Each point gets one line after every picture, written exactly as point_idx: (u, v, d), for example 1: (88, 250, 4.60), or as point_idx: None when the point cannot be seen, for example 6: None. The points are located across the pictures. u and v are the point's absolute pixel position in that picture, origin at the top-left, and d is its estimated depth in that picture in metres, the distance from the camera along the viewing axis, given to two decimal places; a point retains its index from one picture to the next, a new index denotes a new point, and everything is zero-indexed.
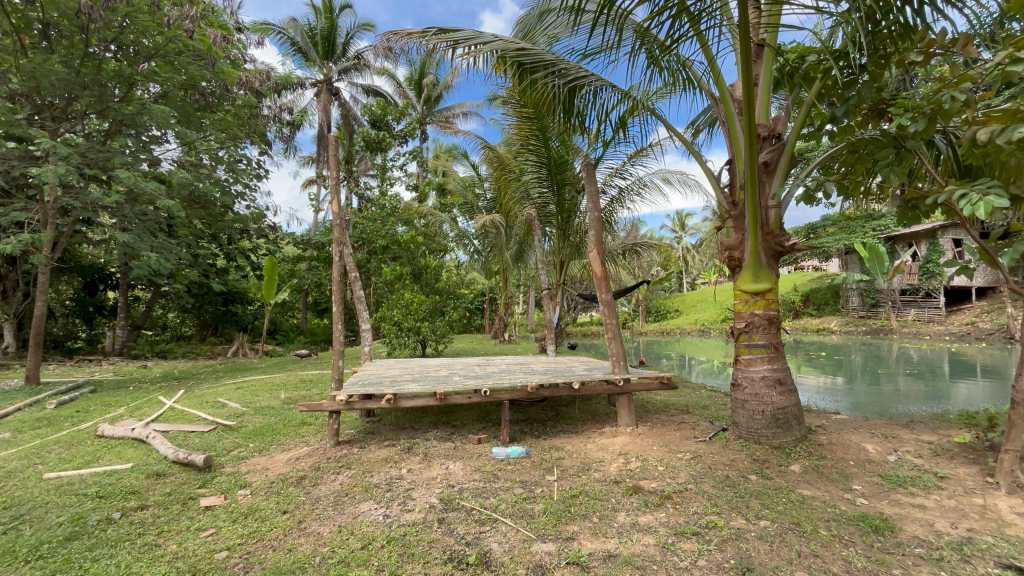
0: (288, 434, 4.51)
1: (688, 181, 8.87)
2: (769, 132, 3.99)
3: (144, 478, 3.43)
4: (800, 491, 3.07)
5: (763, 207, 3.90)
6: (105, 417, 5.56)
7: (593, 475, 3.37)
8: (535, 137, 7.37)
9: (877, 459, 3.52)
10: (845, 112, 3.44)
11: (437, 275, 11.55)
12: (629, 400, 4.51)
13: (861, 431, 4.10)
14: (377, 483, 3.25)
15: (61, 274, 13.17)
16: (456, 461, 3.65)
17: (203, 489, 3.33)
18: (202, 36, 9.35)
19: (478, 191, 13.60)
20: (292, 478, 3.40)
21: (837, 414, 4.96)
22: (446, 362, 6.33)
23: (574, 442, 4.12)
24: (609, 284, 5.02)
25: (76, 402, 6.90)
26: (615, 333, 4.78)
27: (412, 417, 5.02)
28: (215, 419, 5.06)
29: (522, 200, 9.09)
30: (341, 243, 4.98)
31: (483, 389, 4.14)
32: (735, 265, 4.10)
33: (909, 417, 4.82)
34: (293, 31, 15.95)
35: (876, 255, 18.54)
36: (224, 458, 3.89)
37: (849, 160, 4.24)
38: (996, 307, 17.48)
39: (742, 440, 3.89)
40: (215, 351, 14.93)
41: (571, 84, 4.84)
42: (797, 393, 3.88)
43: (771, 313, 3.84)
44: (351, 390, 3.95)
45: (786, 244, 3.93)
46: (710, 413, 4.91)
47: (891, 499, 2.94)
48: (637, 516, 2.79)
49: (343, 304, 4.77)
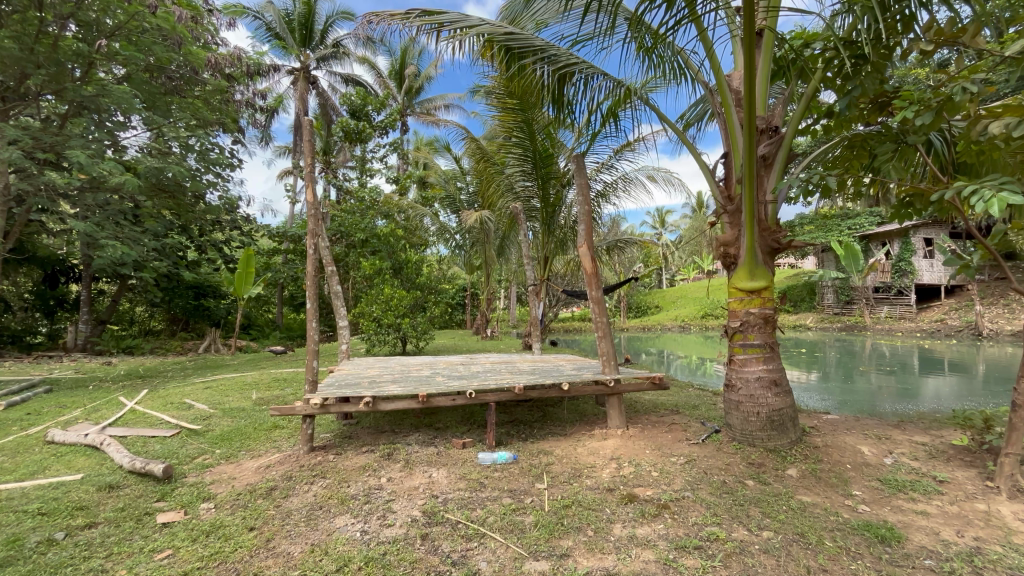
0: (258, 439, 4.23)
1: (673, 178, 8.77)
2: (766, 124, 3.85)
3: (94, 491, 3.12)
4: (800, 497, 2.95)
5: (761, 202, 3.76)
6: (58, 420, 5.16)
7: (585, 482, 3.19)
8: (519, 129, 7.27)
9: (874, 462, 3.42)
10: (847, 105, 3.31)
11: (418, 270, 11.20)
12: (619, 401, 4.35)
13: (854, 431, 4.02)
14: (355, 494, 3.01)
15: (19, 265, 12.46)
16: (440, 469, 3.42)
17: (161, 503, 3.04)
18: (166, 13, 8.79)
19: (460, 185, 13.28)
20: (261, 489, 3.14)
21: (826, 414, 4.89)
22: (428, 360, 6.06)
23: (563, 445, 3.95)
24: (600, 280, 4.84)
25: (29, 403, 6.46)
26: (605, 332, 4.60)
27: (393, 420, 4.78)
28: (180, 422, 4.73)
29: (506, 193, 8.85)
30: (317, 234, 4.66)
31: (467, 391, 3.91)
32: (729, 261, 3.96)
33: (898, 417, 4.75)
34: (269, 15, 15.31)
35: (852, 253, 18.82)
36: (186, 466, 3.60)
37: (846, 156, 4.14)
38: (964, 305, 18.04)
39: (736, 443, 3.76)
40: (186, 347, 14.37)
41: (561, 71, 4.60)
42: (792, 394, 3.76)
43: (767, 312, 3.72)
44: (326, 393, 3.70)
45: (783, 241, 3.80)
46: (700, 414, 4.80)
47: (893, 506, 2.84)
48: (635, 527, 2.63)
49: (318, 299, 4.47)
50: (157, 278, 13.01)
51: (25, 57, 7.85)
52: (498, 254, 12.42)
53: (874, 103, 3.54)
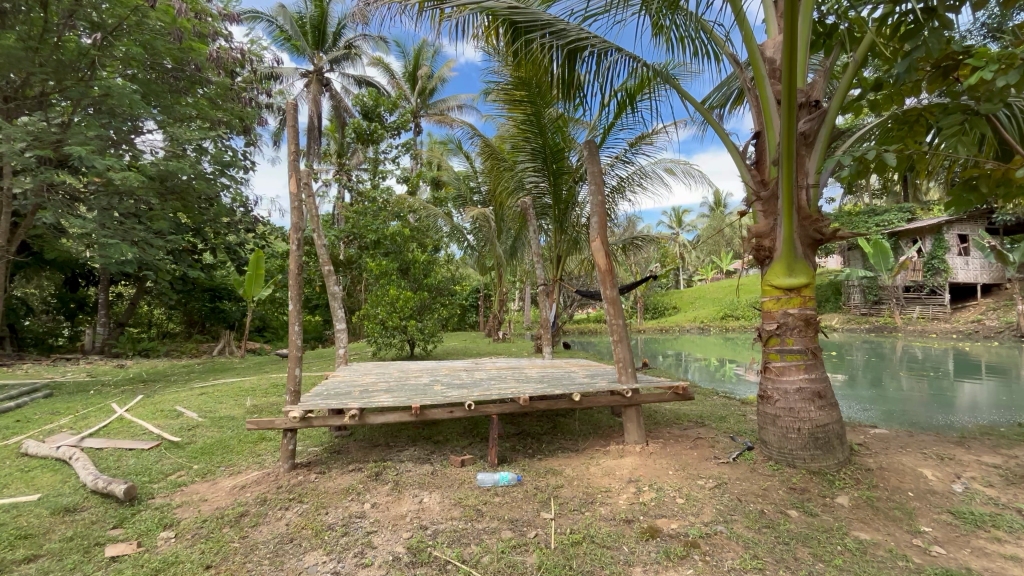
0: (241, 452, 3.89)
1: (692, 171, 8.30)
2: (805, 98, 3.35)
3: (48, 516, 2.80)
4: (856, 535, 2.47)
5: (800, 186, 3.27)
6: (42, 429, 4.90)
7: (599, 511, 2.75)
8: (529, 123, 6.87)
9: (941, 489, 2.91)
10: (906, 70, 2.81)
11: (427, 271, 10.72)
12: (638, 413, 3.89)
13: (910, 450, 3.50)
14: (331, 524, 2.62)
15: (38, 270, 12.53)
16: (432, 492, 3.02)
17: (118, 531, 2.68)
18: (166, 6, 8.55)
19: (474, 184, 12.97)
20: (230, 515, 2.77)
21: (873, 428, 4.37)
22: (429, 365, 5.67)
23: (574, 463, 3.52)
24: (615, 278, 4.35)
25: (25, 410, 6.23)
26: (621, 337, 4.14)
27: (389, 432, 4.41)
28: (162, 432, 4.41)
29: (516, 190, 8.38)
30: (300, 230, 4.26)
31: (467, 402, 3.48)
32: (763, 256, 3.46)
33: (957, 432, 4.21)
34: (282, 19, 15.05)
35: (881, 250, 17.88)
36: (156, 486, 3.25)
37: (897, 136, 3.64)
38: (1002, 305, 17.02)
39: (773, 462, 3.30)
40: (200, 349, 14.29)
41: (571, 47, 4.15)
42: (839, 408, 3.26)
43: (808, 313, 3.25)
44: (308, 406, 3.31)
45: (826, 231, 3.29)
46: (727, 426, 4.33)
47: (974, 548, 2.34)
48: (658, 574, 2.18)
49: (301, 301, 4.08)
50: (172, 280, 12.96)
51: (25, 56, 7.66)
52: (508, 254, 12.06)
53: (937, 66, 3.05)
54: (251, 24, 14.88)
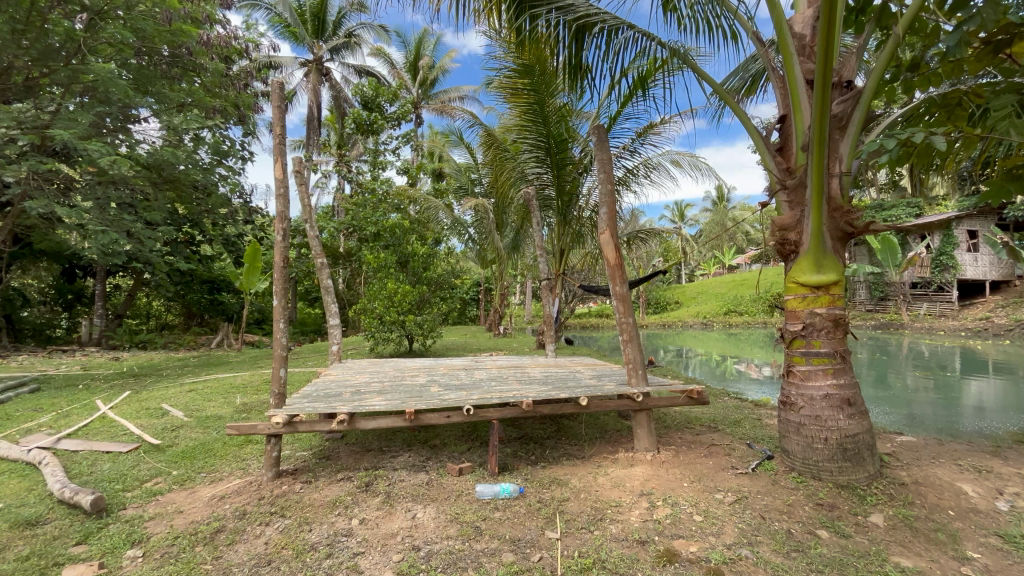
0: (224, 457, 3.66)
1: (700, 164, 8.01)
2: (837, 79, 3.07)
3: (6, 530, 2.55)
4: (897, 561, 2.22)
5: (830, 173, 2.99)
6: (21, 427, 4.67)
7: (610, 530, 2.50)
8: (533, 111, 6.55)
9: (985, 508, 2.66)
10: (956, 42, 2.51)
11: (426, 264, 10.43)
12: (648, 418, 3.63)
13: (944, 462, 3.24)
14: (315, 543, 2.38)
15: (33, 260, 12.30)
16: (427, 505, 2.77)
17: (81, 548, 2.44)
18: None
19: (475, 176, 12.68)
20: (204, 531, 2.52)
21: (899, 435, 4.10)
22: (427, 364, 5.41)
23: (580, 473, 3.27)
24: (625, 273, 4.06)
25: (9, 405, 6.01)
26: (631, 336, 3.88)
27: (383, 436, 4.16)
28: (144, 434, 4.17)
29: (518, 181, 8.04)
30: (286, 220, 3.96)
31: (465, 406, 3.21)
32: (788, 251, 3.20)
33: (988, 441, 3.92)
34: (281, 8, 14.44)
35: (890, 246, 17.51)
36: (130, 495, 3.01)
37: (939, 118, 3.34)
38: (1012, 303, 16.70)
39: (796, 473, 3.06)
40: (198, 342, 14.09)
41: (579, 25, 3.85)
42: (870, 416, 3.01)
43: (837, 313, 2.98)
44: (293, 410, 3.06)
45: (858, 224, 3.02)
46: (741, 432, 4.09)
47: None
48: None
49: (287, 295, 3.79)
50: (168, 272, 12.72)
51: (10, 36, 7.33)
52: (510, 247, 11.80)
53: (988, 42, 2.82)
54: (248, 11, 14.52)
